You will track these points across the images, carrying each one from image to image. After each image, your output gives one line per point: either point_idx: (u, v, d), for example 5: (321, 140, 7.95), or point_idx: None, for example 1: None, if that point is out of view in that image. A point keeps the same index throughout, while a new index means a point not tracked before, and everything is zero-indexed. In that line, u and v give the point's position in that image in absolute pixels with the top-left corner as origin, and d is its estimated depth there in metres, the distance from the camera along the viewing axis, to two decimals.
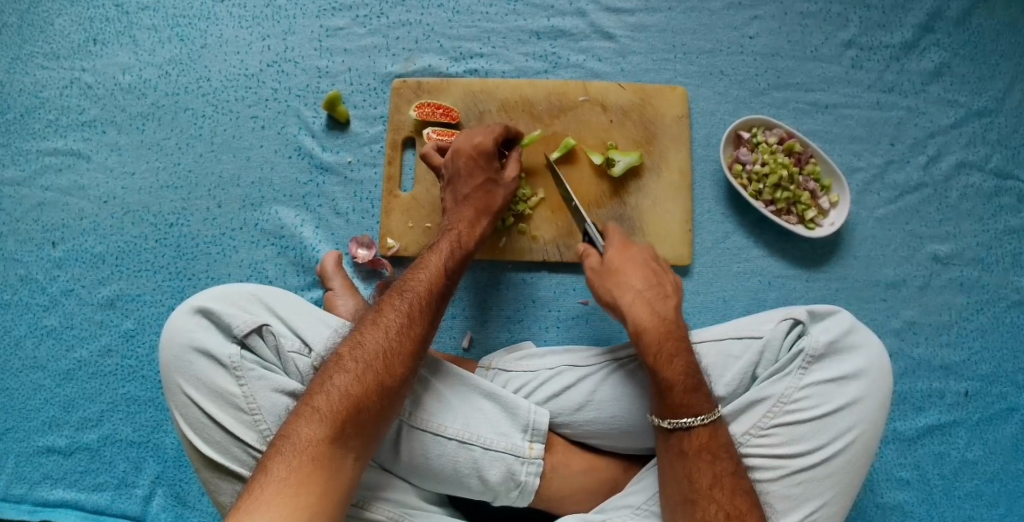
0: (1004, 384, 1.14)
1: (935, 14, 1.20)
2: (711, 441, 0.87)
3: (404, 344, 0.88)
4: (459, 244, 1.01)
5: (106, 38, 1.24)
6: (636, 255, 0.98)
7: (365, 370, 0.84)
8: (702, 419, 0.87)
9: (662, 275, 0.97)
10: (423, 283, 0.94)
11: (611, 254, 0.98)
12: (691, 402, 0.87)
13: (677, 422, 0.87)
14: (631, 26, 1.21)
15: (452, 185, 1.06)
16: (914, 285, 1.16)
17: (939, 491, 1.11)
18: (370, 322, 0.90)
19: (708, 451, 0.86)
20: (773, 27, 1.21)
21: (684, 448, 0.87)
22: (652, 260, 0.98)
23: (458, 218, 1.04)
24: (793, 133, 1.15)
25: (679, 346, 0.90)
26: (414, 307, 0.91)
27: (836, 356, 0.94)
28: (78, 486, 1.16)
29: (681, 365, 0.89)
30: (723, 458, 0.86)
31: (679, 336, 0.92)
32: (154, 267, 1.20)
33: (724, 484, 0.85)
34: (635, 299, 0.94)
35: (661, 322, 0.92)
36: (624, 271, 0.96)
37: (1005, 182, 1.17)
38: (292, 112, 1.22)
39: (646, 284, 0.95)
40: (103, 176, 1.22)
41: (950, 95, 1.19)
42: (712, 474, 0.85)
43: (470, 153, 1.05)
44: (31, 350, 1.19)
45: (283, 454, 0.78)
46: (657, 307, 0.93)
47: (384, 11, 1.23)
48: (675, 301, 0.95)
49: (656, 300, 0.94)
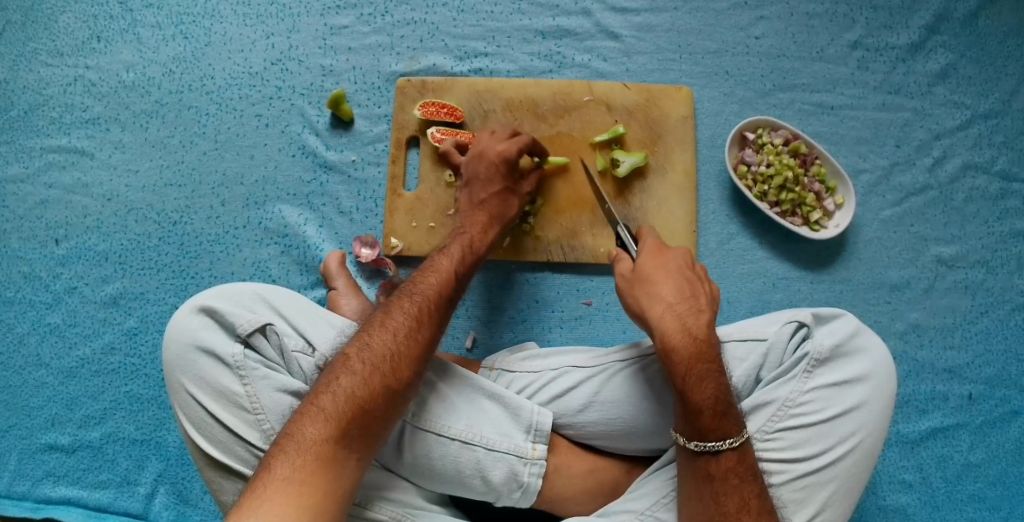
0: (1008, 387, 1.14)
1: (942, 15, 1.20)
2: (737, 464, 0.86)
3: (411, 347, 0.88)
4: (469, 248, 1.01)
5: (110, 36, 1.24)
6: (669, 262, 0.96)
7: (373, 372, 0.84)
8: (731, 442, 0.86)
9: (696, 287, 0.94)
10: (433, 286, 0.94)
11: (643, 261, 0.97)
12: (720, 426, 0.86)
13: (709, 444, 0.86)
14: (636, 26, 1.21)
15: (468, 188, 1.07)
16: (918, 287, 1.16)
17: (943, 494, 1.11)
18: (379, 323, 0.89)
19: (736, 474, 0.86)
20: (779, 28, 1.20)
21: (711, 471, 0.86)
22: (687, 269, 0.95)
23: (470, 221, 1.04)
24: (799, 134, 1.15)
25: (710, 367, 0.88)
26: (422, 310, 0.91)
27: (841, 359, 0.94)
28: (81, 484, 1.16)
29: (711, 388, 0.87)
30: (750, 481, 0.86)
31: (710, 356, 0.89)
32: (157, 265, 1.20)
33: (752, 507, 0.85)
34: (665, 313, 0.91)
35: (691, 340, 0.89)
36: (655, 282, 0.94)
37: (1011, 185, 1.17)
38: (297, 111, 1.21)
39: (678, 297, 0.92)
40: (106, 173, 1.22)
41: (956, 97, 1.19)
42: (740, 497, 0.85)
43: (493, 159, 1.06)
44: (34, 347, 1.19)
45: (287, 453, 0.77)
46: (688, 322, 0.90)
47: (389, 10, 1.22)
48: (708, 315, 0.92)
49: (688, 315, 0.91)
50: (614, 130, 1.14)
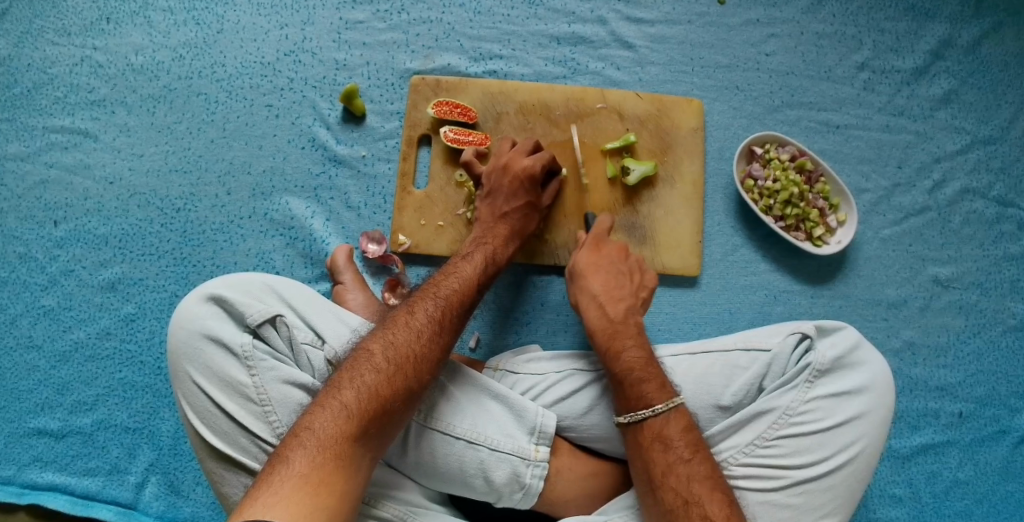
0: (997, 406, 1.17)
1: (946, 42, 1.23)
2: (662, 431, 0.90)
3: (433, 350, 0.89)
4: (491, 258, 1.04)
5: (120, 17, 1.22)
6: (602, 258, 1.05)
7: (396, 372, 0.85)
8: (654, 410, 0.90)
9: (623, 279, 1.04)
10: (455, 291, 0.97)
11: (579, 255, 1.06)
12: (641, 394, 0.92)
13: (636, 414, 0.91)
14: (649, 36, 1.22)
15: (491, 198, 1.09)
16: (914, 306, 1.19)
17: (930, 509, 1.14)
18: (401, 322, 0.91)
19: (661, 441, 0.89)
20: (790, 46, 1.22)
21: (640, 440, 0.91)
22: (618, 263, 1.05)
23: (492, 233, 1.07)
24: (805, 150, 1.17)
25: (627, 342, 0.97)
26: (444, 314, 0.93)
27: (841, 371, 0.96)
28: (69, 471, 1.13)
29: (630, 359, 0.95)
30: (676, 447, 0.89)
31: (628, 334, 0.99)
32: (158, 252, 1.18)
33: (678, 472, 0.87)
34: (589, 303, 1.02)
35: (608, 324, 0.99)
36: (585, 276, 1.04)
37: (1006, 209, 1.20)
38: (308, 103, 1.21)
39: (602, 288, 1.03)
40: (110, 156, 1.20)
41: (957, 122, 1.22)
42: (665, 462, 0.88)
43: (518, 173, 1.08)
44: (27, 329, 1.17)
45: (306, 448, 0.77)
46: (608, 310, 1.01)
47: (405, 7, 1.22)
48: (628, 303, 1.02)
49: (608, 302, 1.01)
50: (626, 137, 1.15)
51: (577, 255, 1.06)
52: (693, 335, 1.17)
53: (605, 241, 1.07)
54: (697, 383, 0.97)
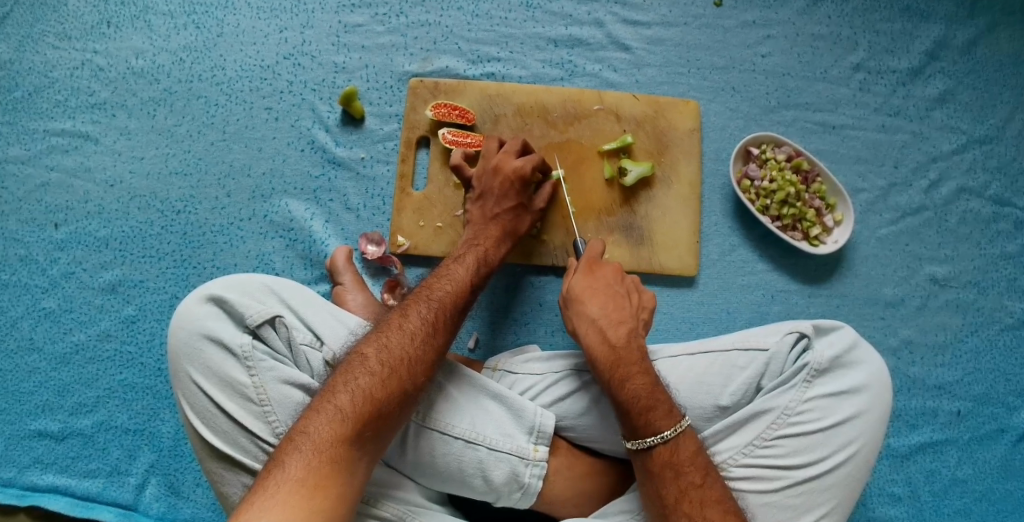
0: (995, 405, 1.17)
1: (941, 42, 1.23)
2: (672, 458, 0.90)
3: (427, 352, 0.90)
4: (484, 260, 1.04)
5: (121, 21, 1.23)
6: (599, 281, 1.03)
7: (390, 375, 0.86)
8: (663, 437, 0.90)
9: (621, 301, 1.01)
10: (449, 293, 0.97)
11: (575, 280, 1.03)
12: (649, 421, 0.91)
13: (644, 442, 0.91)
14: (646, 39, 1.23)
15: (483, 200, 1.09)
16: (911, 305, 1.19)
17: (929, 507, 1.14)
18: (395, 326, 0.91)
19: (671, 467, 0.89)
20: (786, 47, 1.23)
21: (649, 468, 0.90)
22: (616, 284, 1.03)
23: (484, 234, 1.07)
24: (802, 151, 1.17)
25: (630, 369, 0.94)
26: (438, 316, 0.93)
27: (839, 370, 0.96)
28: (69, 472, 1.14)
29: (635, 388, 0.93)
30: (687, 472, 0.89)
31: (630, 361, 0.95)
32: (158, 254, 1.19)
33: (691, 498, 0.87)
34: (588, 328, 0.99)
35: (610, 351, 0.96)
36: (583, 301, 1.01)
37: (1002, 209, 1.21)
38: (307, 106, 1.22)
39: (601, 312, 1.00)
40: (111, 159, 1.21)
41: (952, 121, 1.22)
42: (678, 488, 0.88)
43: (509, 174, 1.08)
44: (27, 332, 1.17)
45: (302, 452, 0.78)
46: (609, 334, 0.98)
47: (404, 10, 1.23)
48: (629, 326, 0.99)
49: (608, 326, 0.98)
50: (624, 139, 1.16)
51: (572, 279, 1.03)
52: (691, 335, 1.17)
53: (599, 264, 1.05)
54: (695, 382, 0.98)
